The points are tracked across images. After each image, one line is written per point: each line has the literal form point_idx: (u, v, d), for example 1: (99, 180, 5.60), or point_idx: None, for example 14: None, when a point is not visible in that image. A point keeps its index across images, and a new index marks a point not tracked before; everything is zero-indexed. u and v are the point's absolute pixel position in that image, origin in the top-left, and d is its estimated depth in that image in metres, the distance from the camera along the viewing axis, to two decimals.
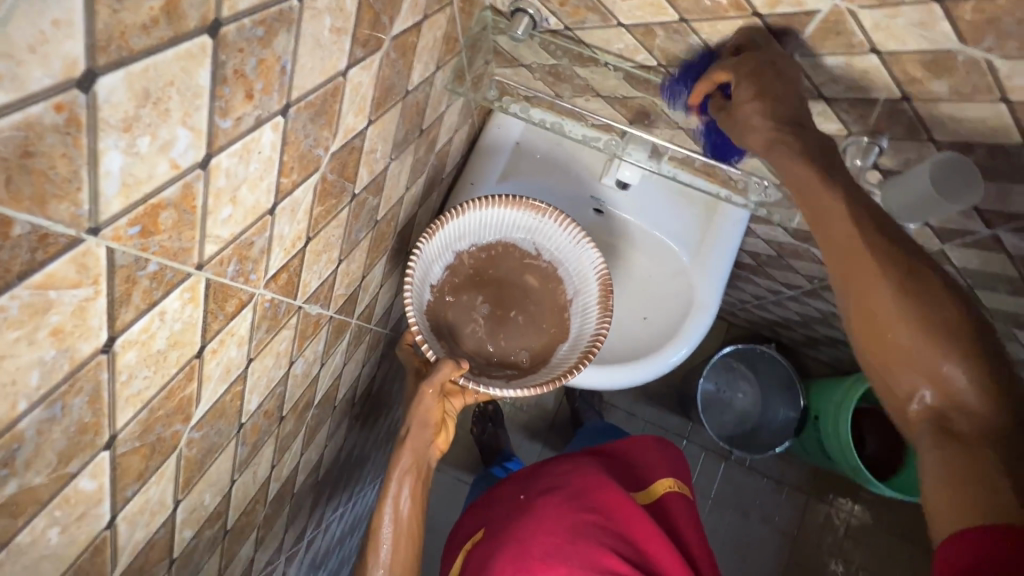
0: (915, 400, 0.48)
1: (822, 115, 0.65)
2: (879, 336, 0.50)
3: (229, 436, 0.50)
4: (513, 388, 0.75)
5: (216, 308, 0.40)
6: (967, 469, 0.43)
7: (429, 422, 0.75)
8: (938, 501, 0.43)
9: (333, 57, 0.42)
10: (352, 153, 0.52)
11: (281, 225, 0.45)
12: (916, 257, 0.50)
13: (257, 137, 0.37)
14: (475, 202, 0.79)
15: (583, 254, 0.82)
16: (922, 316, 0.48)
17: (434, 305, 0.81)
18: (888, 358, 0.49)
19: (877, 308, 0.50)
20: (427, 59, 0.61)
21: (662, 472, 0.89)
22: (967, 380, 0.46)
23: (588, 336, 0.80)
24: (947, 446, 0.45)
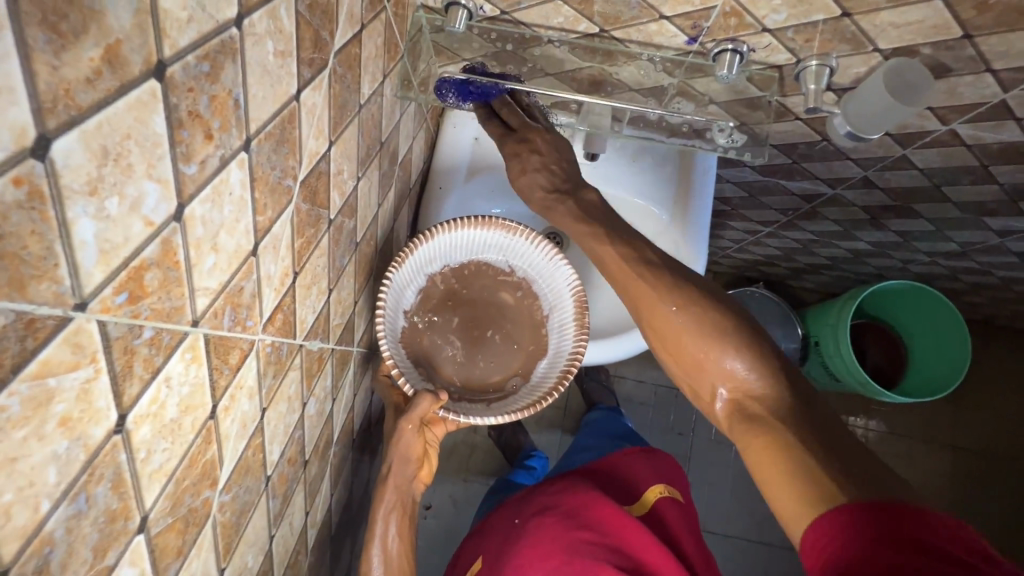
0: (718, 399, 0.52)
1: (769, 48, 0.66)
2: (677, 349, 0.55)
3: (259, 492, 0.48)
4: (492, 415, 0.76)
5: (220, 363, 0.39)
6: (772, 448, 0.45)
7: (411, 457, 0.75)
8: (771, 477, 0.44)
9: (282, 81, 0.41)
10: (320, 178, 0.51)
11: (267, 264, 0.43)
12: (676, 273, 0.59)
13: (224, 178, 0.35)
14: (442, 226, 0.78)
15: (556, 272, 0.82)
16: (693, 318, 0.54)
17: (409, 332, 0.81)
18: (688, 367, 0.55)
19: (662, 321, 0.56)
20: (374, 70, 0.60)
21: (653, 483, 0.95)
22: (747, 364, 0.51)
23: (566, 354, 0.81)
24: (747, 433, 0.48)
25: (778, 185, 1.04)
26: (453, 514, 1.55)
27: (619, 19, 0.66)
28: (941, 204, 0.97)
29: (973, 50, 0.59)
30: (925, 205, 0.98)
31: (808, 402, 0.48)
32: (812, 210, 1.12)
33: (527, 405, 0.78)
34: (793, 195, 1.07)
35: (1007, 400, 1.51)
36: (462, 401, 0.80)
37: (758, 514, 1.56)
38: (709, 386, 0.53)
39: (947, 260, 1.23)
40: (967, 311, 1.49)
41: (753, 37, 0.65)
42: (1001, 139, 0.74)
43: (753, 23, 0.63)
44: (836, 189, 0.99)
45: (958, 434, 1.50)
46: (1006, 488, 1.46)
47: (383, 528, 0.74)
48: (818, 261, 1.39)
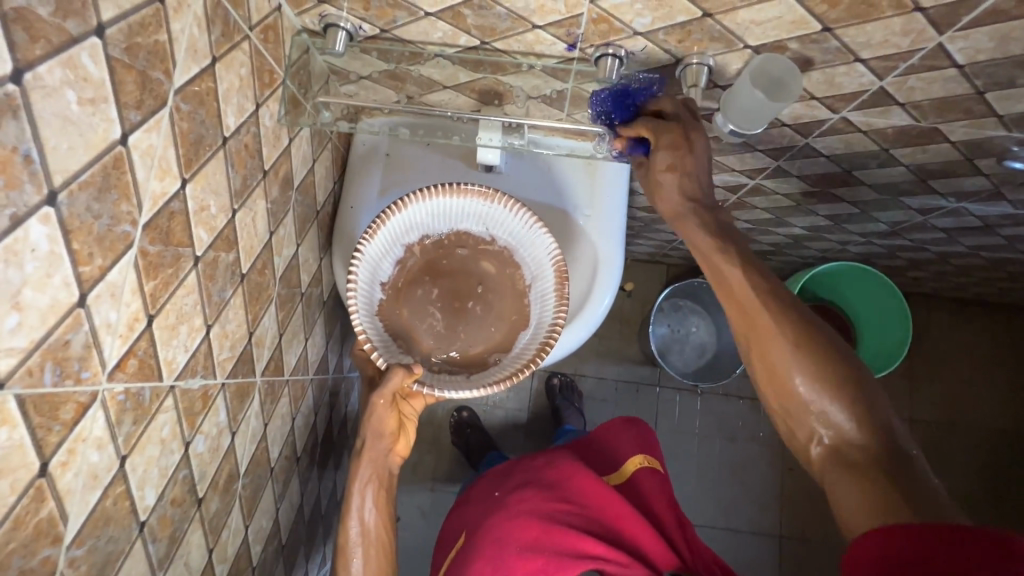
0: (816, 442, 0.56)
1: (647, 50, 0.66)
2: (781, 388, 0.58)
3: (128, 540, 0.48)
4: (467, 388, 0.77)
5: (46, 421, 0.38)
6: (876, 506, 0.50)
7: (384, 432, 0.80)
8: (864, 518, 0.50)
9: (98, 129, 0.40)
10: (174, 217, 0.50)
11: (102, 312, 0.42)
12: (806, 318, 0.60)
13: (21, 237, 0.35)
14: (414, 194, 0.78)
15: (536, 239, 0.82)
16: (815, 359, 0.57)
17: (387, 307, 0.83)
18: (785, 407, 0.58)
19: (777, 356, 0.58)
20: (240, 100, 0.59)
21: (633, 453, 0.94)
22: (850, 420, 0.55)
23: (547, 323, 0.81)
24: (850, 483, 0.52)
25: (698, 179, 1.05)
26: (421, 524, 1.55)
27: (495, 30, 0.66)
28: (857, 188, 0.98)
29: (837, 42, 0.60)
30: (843, 189, 0.99)
31: (902, 455, 0.53)
32: (739, 200, 1.13)
33: (502, 377, 0.79)
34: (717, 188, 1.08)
35: (960, 371, 1.53)
36: (441, 373, 0.82)
37: (724, 501, 1.57)
38: (810, 432, 0.57)
39: (881, 240, 1.24)
40: (913, 286, 1.51)
41: (628, 41, 0.65)
42: (892, 123, 0.75)
43: (624, 28, 0.63)
44: (755, 179, 1.00)
45: (920, 408, 1.51)
46: (966, 458, 1.49)
47: (363, 503, 0.78)
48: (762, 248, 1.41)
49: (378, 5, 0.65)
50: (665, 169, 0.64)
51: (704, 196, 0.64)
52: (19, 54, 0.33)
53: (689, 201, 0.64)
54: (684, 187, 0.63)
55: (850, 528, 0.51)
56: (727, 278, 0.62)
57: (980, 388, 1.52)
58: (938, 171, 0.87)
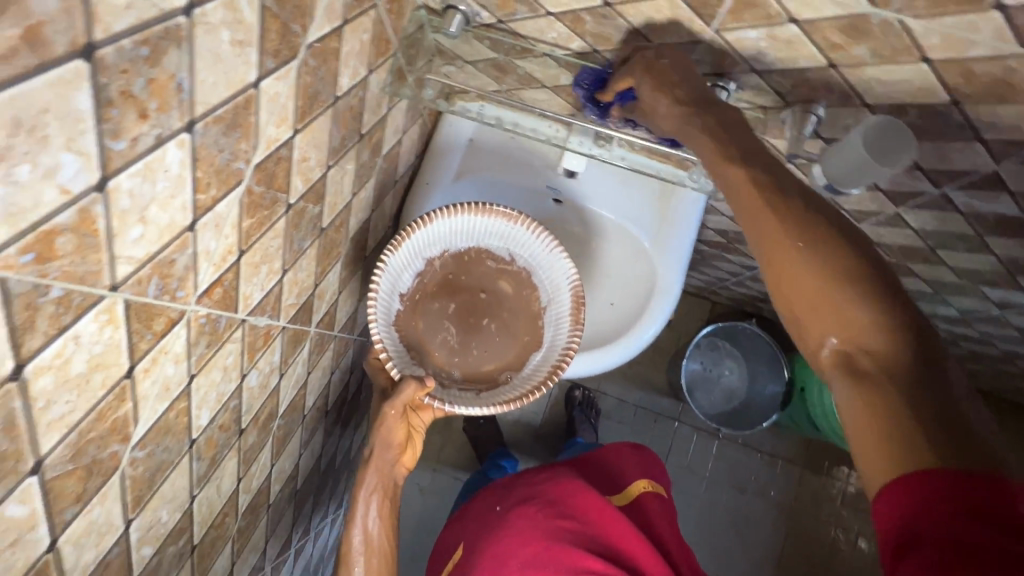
0: (825, 344, 0.50)
1: (757, 88, 0.65)
2: (783, 280, 0.52)
3: (180, 453, 0.51)
4: (478, 406, 0.78)
5: (141, 328, 0.41)
6: (875, 410, 0.44)
7: (392, 443, 0.78)
8: (864, 427, 0.44)
9: (239, 70, 0.42)
10: (280, 163, 0.52)
11: (205, 240, 0.45)
12: (828, 221, 0.52)
13: (159, 157, 0.37)
14: (441, 210, 0.79)
15: (556, 263, 0.84)
16: (826, 257, 0.50)
17: (404, 318, 0.82)
18: (793, 306, 0.51)
19: (783, 252, 0.51)
20: (356, 64, 0.61)
21: (638, 476, 0.96)
22: (869, 322, 0.48)
23: (561, 346, 0.82)
24: (855, 407, 0.45)
25: None
26: (418, 501, 1.57)
27: (611, 40, 0.67)
28: (936, 267, 0.94)
29: (962, 117, 0.57)
30: (921, 266, 0.95)
31: (928, 362, 0.46)
32: None
33: (510, 398, 0.79)
34: None
35: None
36: (451, 388, 0.82)
37: (721, 550, 1.54)
38: (818, 334, 0.50)
39: (947, 324, 1.18)
40: (969, 379, 1.44)
41: (741, 75, 0.64)
42: (996, 211, 0.71)
43: (740, 61, 0.62)
44: None
45: None
46: None
47: (369, 512, 0.77)
48: None
49: None
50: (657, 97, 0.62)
51: (696, 101, 0.60)
52: None
53: (678, 105, 0.60)
54: (679, 99, 0.60)
55: (854, 449, 0.46)
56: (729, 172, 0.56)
57: None
58: None
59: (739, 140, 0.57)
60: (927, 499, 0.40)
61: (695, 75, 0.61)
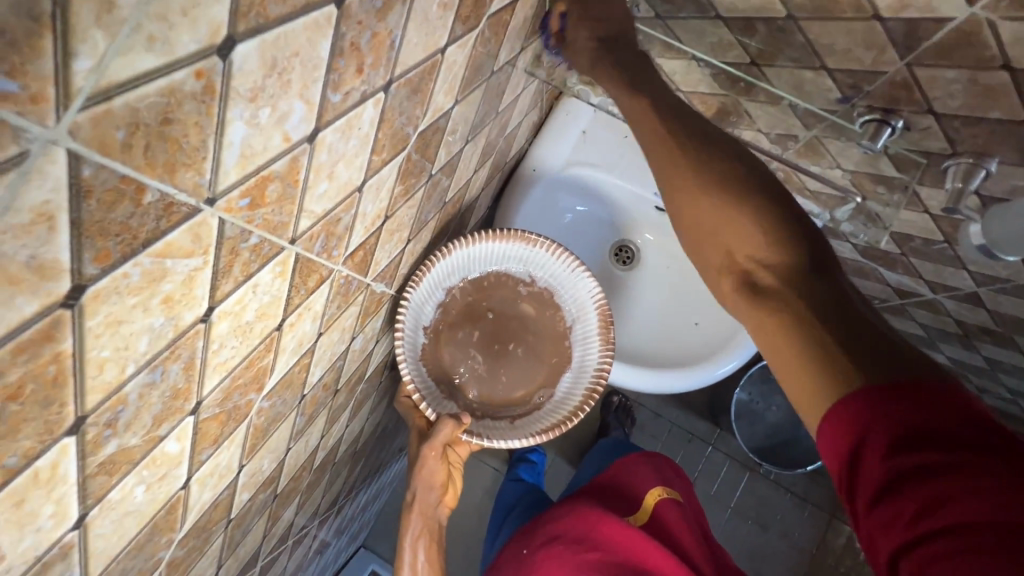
0: (730, 264, 0.44)
1: (925, 131, 0.61)
2: (684, 205, 0.47)
3: (291, 406, 0.51)
4: (516, 437, 0.76)
5: (300, 282, 0.40)
6: (789, 324, 0.38)
7: (434, 484, 0.75)
8: (787, 347, 0.37)
9: (436, 33, 0.41)
10: (436, 133, 0.51)
11: (365, 202, 0.44)
12: (709, 144, 0.48)
13: (359, 113, 0.36)
14: (461, 241, 0.77)
15: (578, 283, 0.82)
16: (705, 180, 0.46)
17: (429, 349, 0.80)
18: (698, 234, 0.46)
19: (684, 172, 0.47)
20: (514, 40, 0.59)
21: (651, 485, 0.85)
22: (763, 230, 0.42)
23: (592, 369, 0.81)
24: (768, 326, 0.39)
25: (874, 271, 0.99)
26: None
27: (775, 57, 0.63)
28: None
29: None
30: None
31: (829, 273, 0.40)
32: (901, 306, 1.06)
33: (549, 426, 0.78)
34: (888, 285, 1.01)
35: None
36: (483, 419, 0.80)
37: None
38: (725, 255, 0.44)
39: None
40: None
41: (913, 114, 0.60)
42: None
43: (919, 100, 0.57)
44: (938, 294, 0.93)
45: None
46: None
47: (414, 541, 0.75)
48: None
49: None
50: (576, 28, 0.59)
51: (613, 39, 0.58)
52: None
53: (597, 40, 0.58)
54: (595, 33, 0.58)
55: (784, 384, 0.38)
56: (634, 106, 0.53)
57: None
58: None
59: (647, 89, 0.54)
60: (872, 412, 0.33)
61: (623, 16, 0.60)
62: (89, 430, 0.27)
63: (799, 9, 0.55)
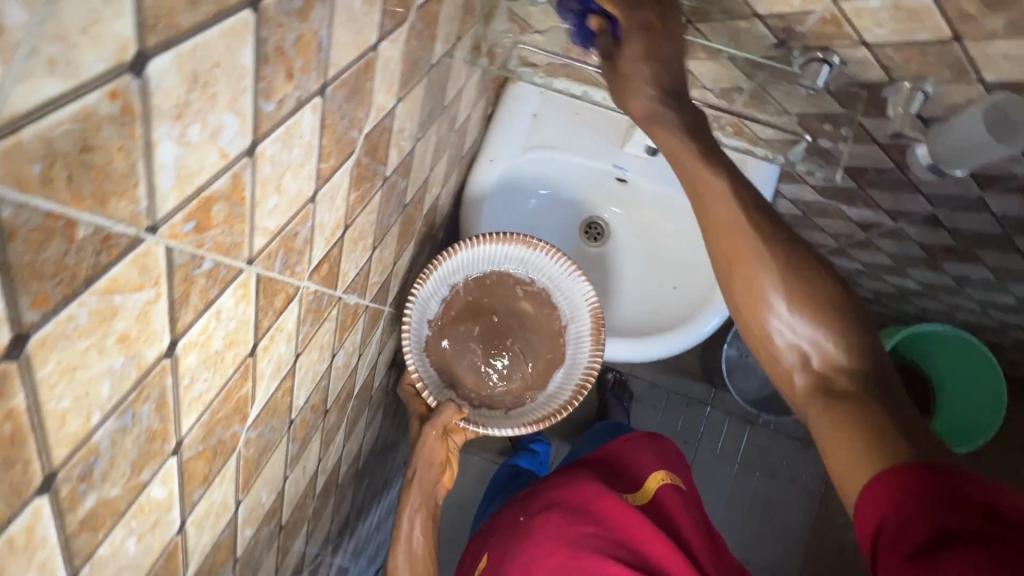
0: (797, 373, 0.47)
1: (861, 64, 0.62)
2: (755, 305, 0.49)
3: (282, 433, 0.50)
4: (510, 427, 0.79)
5: (266, 303, 0.39)
6: (860, 424, 0.42)
7: (434, 461, 0.76)
8: (850, 439, 0.42)
9: (365, 30, 0.40)
10: (383, 133, 0.50)
11: (321, 212, 0.43)
12: (800, 249, 0.49)
13: (297, 121, 0.35)
14: (465, 242, 0.79)
15: (575, 286, 0.82)
16: (764, 266, 0.48)
17: (433, 341, 0.82)
18: (769, 337, 0.49)
19: (745, 258, 0.49)
20: (448, 31, 0.58)
21: (653, 468, 0.86)
22: (827, 328, 0.47)
23: (582, 367, 0.82)
24: (828, 421, 0.44)
25: (836, 209, 1.00)
26: None
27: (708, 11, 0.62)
28: (1006, 254, 0.92)
29: None
30: (990, 252, 0.93)
31: (886, 377, 0.46)
32: (866, 240, 1.08)
33: (541, 418, 0.80)
34: (849, 222, 1.03)
35: None
36: (481, 408, 0.82)
37: (751, 534, 1.54)
38: (788, 366, 0.48)
39: (1000, 313, 1.16)
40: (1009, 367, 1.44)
41: (847, 49, 0.61)
42: None
43: (851, 34, 0.59)
44: (898, 222, 0.95)
45: None
46: None
47: (414, 515, 0.75)
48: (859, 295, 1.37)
49: None
50: (638, 58, 0.52)
51: (673, 87, 0.53)
52: None
53: (660, 92, 0.52)
54: (657, 77, 0.52)
55: (825, 455, 0.44)
56: (707, 186, 0.51)
57: None
58: None
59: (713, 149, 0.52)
60: (907, 486, 0.37)
61: (679, 66, 0.54)
62: (62, 487, 0.26)
63: None
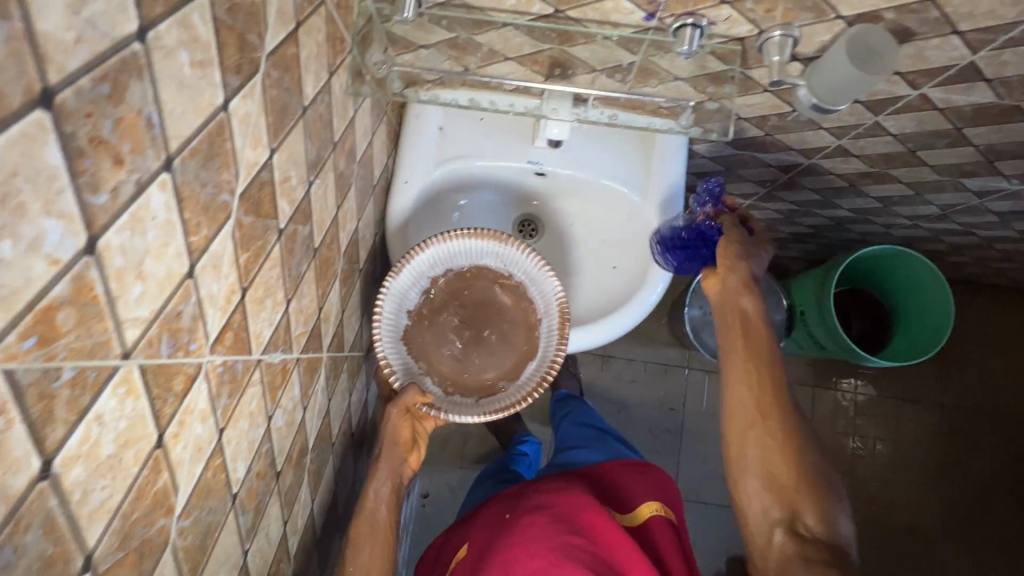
0: (766, 488, 0.68)
1: (730, 20, 0.64)
2: (744, 397, 0.72)
3: (225, 511, 0.48)
4: (471, 414, 0.78)
5: (163, 392, 0.38)
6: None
7: (400, 440, 0.77)
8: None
9: (205, 93, 0.39)
10: (263, 188, 0.49)
11: (207, 284, 0.42)
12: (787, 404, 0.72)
13: (144, 204, 0.34)
14: (437, 237, 0.77)
15: (546, 281, 0.80)
16: (771, 445, 0.69)
17: (411, 329, 0.81)
18: (745, 411, 0.72)
19: (750, 407, 0.72)
20: (317, 68, 0.57)
21: (647, 499, 0.88)
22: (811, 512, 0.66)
23: (551, 354, 0.80)
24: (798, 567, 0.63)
25: (753, 158, 1.01)
26: (450, 499, 1.58)
27: None
28: (917, 169, 0.96)
29: (938, 12, 0.57)
30: (902, 170, 0.96)
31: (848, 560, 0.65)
32: (790, 180, 1.10)
33: (503, 407, 0.79)
34: (769, 168, 1.05)
35: (973, 352, 1.59)
36: (454, 395, 0.81)
37: None
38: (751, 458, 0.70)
39: (930, 223, 1.21)
40: (953, 270, 1.50)
41: (712, 10, 0.62)
42: (972, 101, 0.72)
43: None
44: (813, 159, 0.98)
45: (941, 393, 1.58)
46: (989, 450, 1.56)
47: (380, 486, 0.75)
48: (801, 232, 1.40)
49: None
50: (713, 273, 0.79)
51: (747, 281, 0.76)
52: (143, 11, 0.32)
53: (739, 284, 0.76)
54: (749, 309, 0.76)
55: None
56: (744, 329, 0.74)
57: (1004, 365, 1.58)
58: (1009, 152, 0.85)
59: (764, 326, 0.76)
60: None
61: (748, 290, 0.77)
62: None
63: None
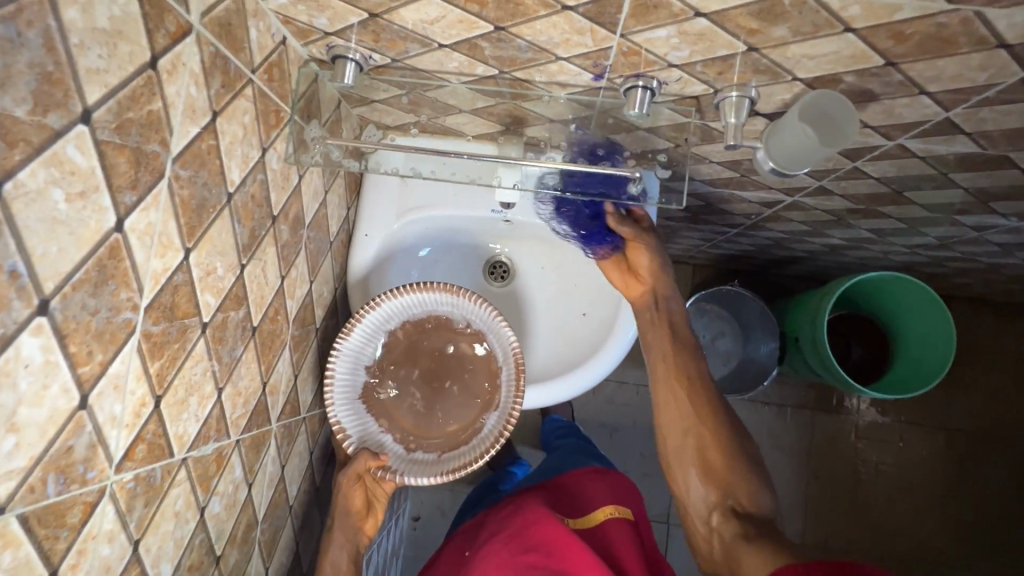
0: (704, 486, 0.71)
1: (681, 80, 0.60)
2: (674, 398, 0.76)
3: None
4: (425, 476, 0.74)
5: (52, 530, 0.37)
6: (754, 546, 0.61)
7: (352, 510, 0.76)
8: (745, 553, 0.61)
9: (90, 222, 0.38)
10: (179, 290, 0.48)
11: (106, 408, 0.41)
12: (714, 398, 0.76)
13: (11, 357, 0.33)
14: (386, 295, 0.75)
15: (501, 330, 0.78)
16: (696, 440, 0.73)
17: (372, 385, 0.79)
18: (675, 409, 0.75)
19: (676, 405, 0.75)
20: (244, 150, 0.55)
21: (604, 503, 0.88)
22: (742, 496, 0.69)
23: (508, 402, 0.77)
24: (735, 542, 0.64)
25: (733, 195, 0.97)
26: (440, 523, 1.58)
27: (516, 61, 0.60)
28: (906, 207, 0.90)
29: (901, 76, 0.53)
30: (891, 207, 0.91)
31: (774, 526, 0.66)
32: (775, 214, 1.05)
33: (458, 464, 0.75)
34: (751, 204, 1.00)
35: (978, 374, 1.52)
36: (415, 452, 0.78)
37: None
38: (691, 459, 0.73)
39: (927, 251, 1.15)
40: (958, 289, 1.43)
41: (661, 73, 0.59)
42: (953, 150, 0.67)
43: (657, 60, 0.56)
44: (794, 197, 0.93)
45: (947, 416, 1.52)
46: (998, 473, 1.49)
47: (337, 556, 0.74)
48: (796, 256, 1.35)
49: (389, 37, 0.59)
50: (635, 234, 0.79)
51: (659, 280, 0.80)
52: None
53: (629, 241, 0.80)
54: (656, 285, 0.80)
55: None
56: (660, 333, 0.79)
57: (1013, 387, 1.51)
58: (1002, 194, 0.79)
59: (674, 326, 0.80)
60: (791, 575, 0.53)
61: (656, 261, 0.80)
62: None
63: (500, 20, 0.53)
